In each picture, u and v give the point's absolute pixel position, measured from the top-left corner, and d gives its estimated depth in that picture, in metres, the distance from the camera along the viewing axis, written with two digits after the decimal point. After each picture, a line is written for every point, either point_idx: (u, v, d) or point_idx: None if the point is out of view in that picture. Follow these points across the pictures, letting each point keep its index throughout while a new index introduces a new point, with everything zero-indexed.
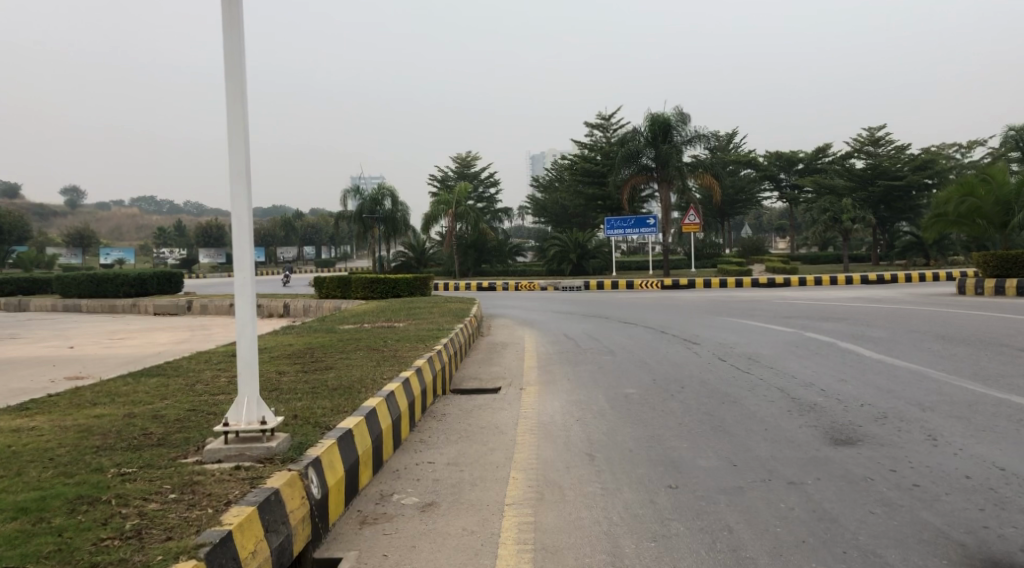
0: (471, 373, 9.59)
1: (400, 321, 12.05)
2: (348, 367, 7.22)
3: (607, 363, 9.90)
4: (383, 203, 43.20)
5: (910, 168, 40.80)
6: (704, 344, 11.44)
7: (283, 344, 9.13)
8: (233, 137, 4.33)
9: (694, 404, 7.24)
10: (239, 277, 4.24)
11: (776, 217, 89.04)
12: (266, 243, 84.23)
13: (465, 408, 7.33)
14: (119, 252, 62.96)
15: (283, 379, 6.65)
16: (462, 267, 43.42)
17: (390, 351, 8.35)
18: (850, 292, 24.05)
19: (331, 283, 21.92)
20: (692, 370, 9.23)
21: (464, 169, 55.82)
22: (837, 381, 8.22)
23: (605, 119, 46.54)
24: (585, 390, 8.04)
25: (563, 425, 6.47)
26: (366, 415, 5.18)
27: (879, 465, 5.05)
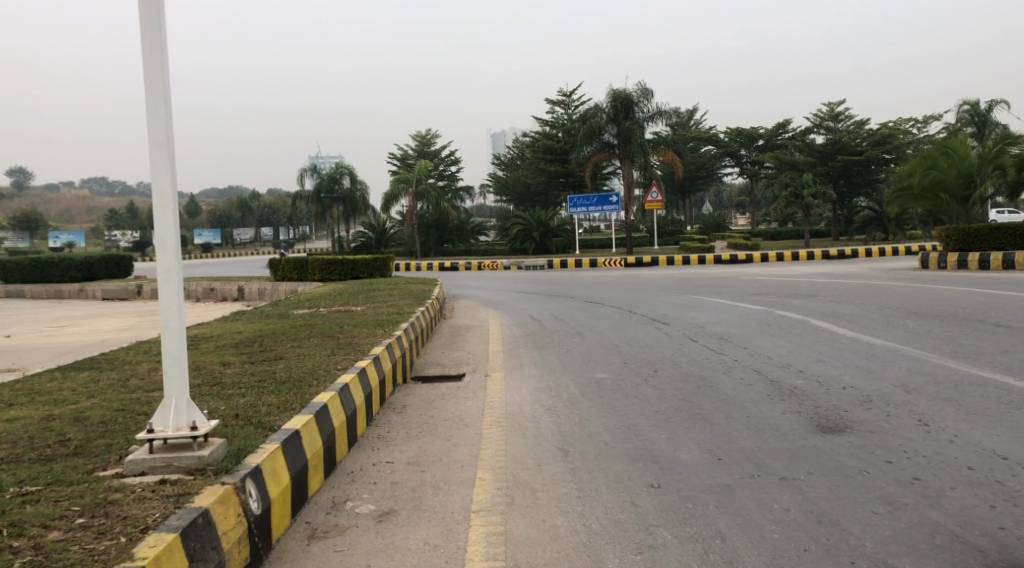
0: (433, 358, 9.12)
1: (358, 305, 11.48)
2: (299, 357, 6.67)
3: (575, 346, 9.50)
4: (342, 181, 42.64)
5: (869, 143, 41.10)
6: (674, 324, 11.13)
7: (231, 332, 8.51)
8: (151, 97, 3.68)
9: (669, 389, 6.89)
10: (162, 260, 3.64)
11: (736, 193, 89.58)
12: (223, 224, 82.30)
13: (427, 398, 6.86)
14: (68, 235, 60.87)
15: (227, 371, 6.07)
16: (424, 247, 42.81)
17: (345, 338, 7.83)
18: (813, 267, 24.04)
19: (287, 265, 21.17)
20: (664, 351, 8.90)
21: (424, 147, 54.96)
22: (814, 361, 7.97)
23: (567, 95, 46.03)
24: (553, 376, 7.63)
25: (531, 415, 6.07)
26: (316, 413, 4.68)
27: (873, 455, 4.74)
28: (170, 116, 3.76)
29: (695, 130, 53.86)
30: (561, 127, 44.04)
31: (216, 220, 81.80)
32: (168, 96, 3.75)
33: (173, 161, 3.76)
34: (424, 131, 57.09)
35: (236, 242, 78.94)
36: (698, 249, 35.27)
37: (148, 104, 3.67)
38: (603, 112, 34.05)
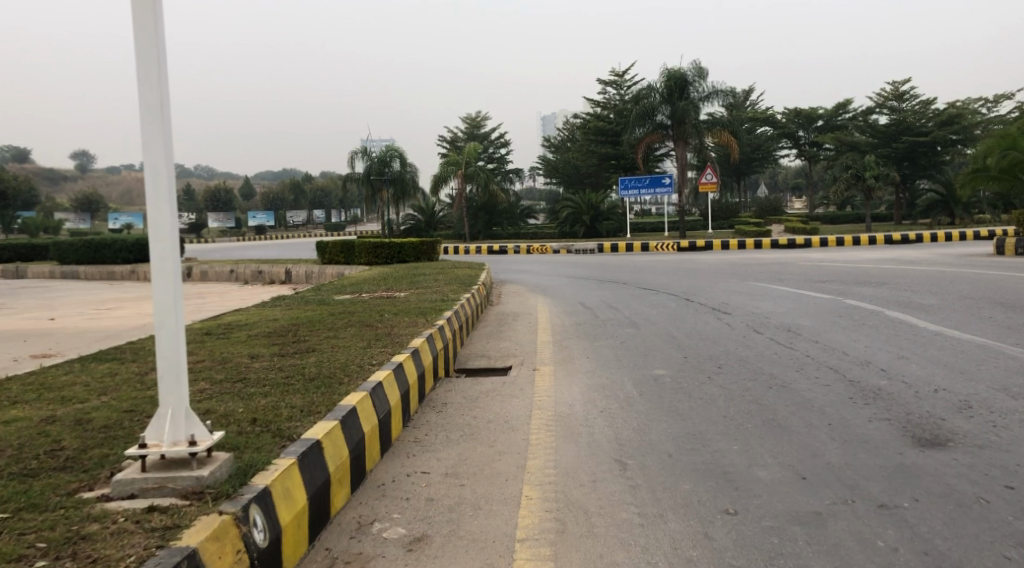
0: (478, 350, 8.56)
1: (402, 291, 11.00)
2: (332, 350, 6.17)
3: (630, 338, 8.81)
4: (392, 164, 42.22)
5: (936, 123, 39.06)
6: (736, 314, 10.34)
7: (267, 320, 8.08)
8: (140, 51, 3.11)
9: (737, 390, 6.19)
10: (157, 249, 3.11)
11: (792, 176, 87.03)
12: (276, 206, 83.37)
13: (471, 395, 6.30)
14: (127, 216, 62.73)
15: (254, 366, 5.59)
16: (472, 230, 42.41)
17: (384, 328, 7.32)
18: (878, 254, 22.80)
19: (334, 249, 20.84)
20: (728, 346, 8.15)
21: (473, 129, 54.45)
22: (897, 359, 7.14)
23: (619, 75, 44.90)
24: (607, 373, 6.99)
25: (585, 418, 5.45)
26: (343, 418, 4.16)
27: (989, 477, 3.95)
28: (165, 78, 3.18)
29: (751, 110, 52.08)
30: (612, 108, 42.97)
31: (269, 202, 82.96)
32: (161, 52, 3.16)
33: (169, 129, 3.20)
34: (475, 114, 56.41)
35: (289, 224, 80.10)
36: (752, 233, 34.01)
37: (138, 62, 3.10)
38: (656, 92, 32.92)
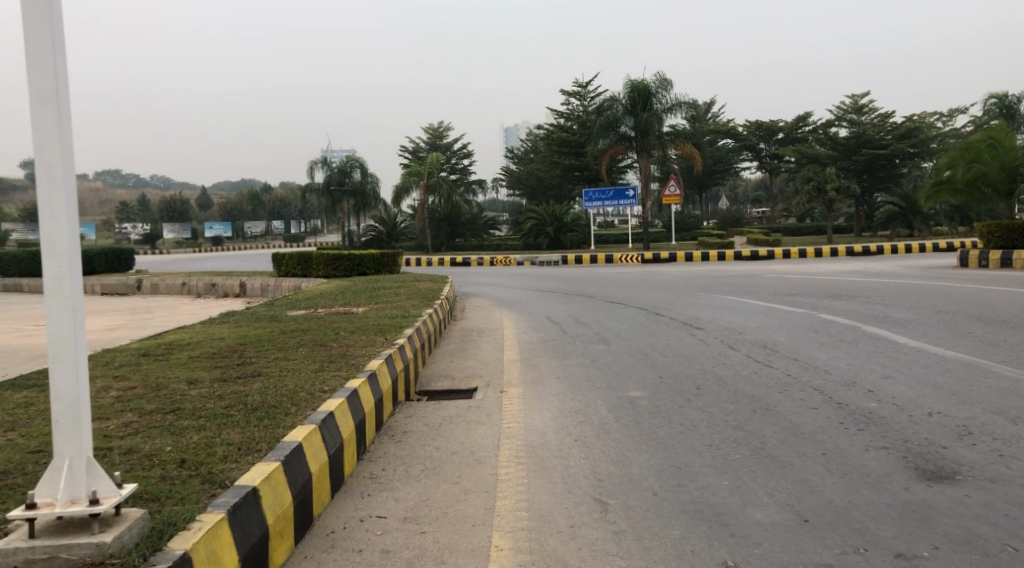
0: (441, 370, 8.05)
1: (360, 306, 10.45)
2: (279, 374, 5.62)
3: (602, 355, 8.38)
4: (352, 175, 41.56)
5: (894, 136, 39.72)
6: (709, 330, 10.00)
7: (212, 340, 7.46)
8: (30, 28, 2.56)
9: (720, 415, 5.80)
10: (51, 267, 2.55)
11: (752, 189, 88.35)
12: (234, 217, 81.85)
13: (433, 422, 5.79)
14: None
15: (190, 394, 4.98)
16: (435, 242, 41.89)
17: (339, 348, 6.77)
18: (842, 265, 22.83)
19: (291, 260, 20.12)
20: (704, 364, 7.78)
21: (436, 140, 54.02)
22: (882, 378, 6.83)
23: (582, 87, 44.86)
24: (579, 395, 6.54)
25: (560, 449, 5.00)
26: (287, 459, 3.63)
27: (1006, 518, 3.61)
28: (63, 62, 2.63)
29: (713, 122, 52.48)
30: (576, 119, 42.85)
31: (227, 212, 81.30)
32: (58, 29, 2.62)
33: (68, 122, 2.65)
34: (437, 124, 55.97)
35: (247, 236, 78.59)
36: (716, 245, 34.01)
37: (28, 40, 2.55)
38: (620, 103, 32.82)
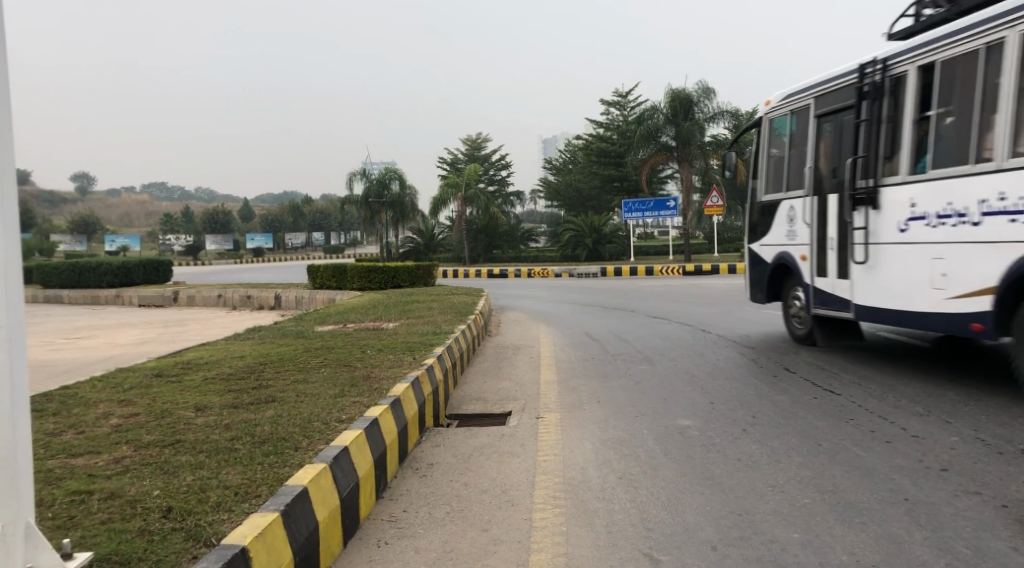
0: (474, 392, 7.54)
1: (391, 321, 10.01)
2: (295, 399, 5.15)
3: (645, 377, 7.79)
4: (391, 185, 41.09)
5: None
6: (761, 349, 9.33)
7: (232, 358, 7.07)
8: None
9: (781, 448, 5.21)
10: None
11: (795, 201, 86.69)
12: (275, 228, 82.72)
13: (463, 454, 5.27)
14: (125, 239, 62.70)
15: (195, 423, 4.53)
16: (472, 253, 41.59)
17: (363, 370, 6.30)
18: None
19: (325, 272, 19.82)
20: (758, 388, 7.15)
21: (474, 151, 53.85)
22: (958, 405, 6.16)
23: (622, 96, 44.16)
24: (622, 423, 5.98)
25: (602, 490, 4.45)
26: (288, 509, 3.13)
27: None
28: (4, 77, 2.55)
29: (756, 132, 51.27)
30: (616, 129, 42.14)
31: (267, 225, 82.26)
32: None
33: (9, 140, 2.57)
34: (475, 135, 55.77)
35: (288, 247, 79.36)
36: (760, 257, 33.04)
37: None
38: (660, 113, 32.20)
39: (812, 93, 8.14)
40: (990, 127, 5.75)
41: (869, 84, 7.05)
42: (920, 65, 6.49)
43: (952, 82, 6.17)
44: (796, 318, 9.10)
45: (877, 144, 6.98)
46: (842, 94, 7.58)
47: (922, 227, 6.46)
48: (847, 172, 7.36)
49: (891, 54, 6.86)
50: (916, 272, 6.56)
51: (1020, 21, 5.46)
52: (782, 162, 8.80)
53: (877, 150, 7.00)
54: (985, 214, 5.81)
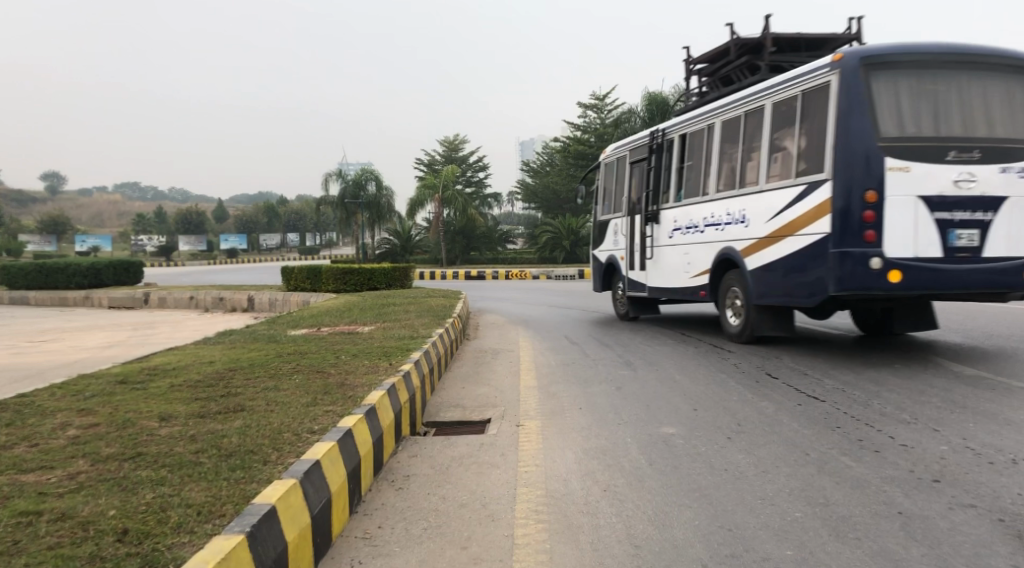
0: (452, 398, 7.34)
1: (367, 325, 9.77)
2: (266, 409, 4.92)
3: (627, 382, 7.65)
4: (367, 187, 41.21)
5: None
6: (743, 353, 9.25)
7: (201, 363, 6.80)
8: None
9: (768, 458, 5.10)
10: None
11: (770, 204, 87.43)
12: (249, 230, 81.73)
13: (441, 465, 5.08)
14: (95, 240, 61.82)
15: (158, 434, 4.28)
16: (449, 255, 41.38)
17: (338, 376, 6.07)
18: None
19: (300, 274, 19.48)
20: (741, 394, 7.05)
21: (452, 153, 53.60)
22: (944, 412, 6.10)
23: (600, 99, 44.18)
24: (604, 431, 5.84)
25: (587, 503, 4.29)
26: (253, 530, 2.91)
27: None
28: None
29: None
30: (594, 132, 42.11)
31: (242, 226, 81.27)
32: None
33: None
34: (452, 137, 55.55)
35: (262, 248, 78.58)
36: None
37: None
38: (637, 116, 32.22)
39: (630, 146, 12.31)
40: (729, 160, 9.11)
41: (655, 141, 11.08)
42: (680, 133, 10.41)
43: (696, 147, 9.98)
44: (618, 300, 13.04)
45: (658, 183, 11.07)
46: (642, 148, 11.76)
47: (680, 233, 10.44)
48: (646, 200, 11.48)
49: (668, 125, 10.81)
50: (676, 262, 10.61)
51: (832, 72, 7.25)
52: (617, 190, 12.91)
53: (656, 186, 11.18)
54: (705, 225, 9.67)
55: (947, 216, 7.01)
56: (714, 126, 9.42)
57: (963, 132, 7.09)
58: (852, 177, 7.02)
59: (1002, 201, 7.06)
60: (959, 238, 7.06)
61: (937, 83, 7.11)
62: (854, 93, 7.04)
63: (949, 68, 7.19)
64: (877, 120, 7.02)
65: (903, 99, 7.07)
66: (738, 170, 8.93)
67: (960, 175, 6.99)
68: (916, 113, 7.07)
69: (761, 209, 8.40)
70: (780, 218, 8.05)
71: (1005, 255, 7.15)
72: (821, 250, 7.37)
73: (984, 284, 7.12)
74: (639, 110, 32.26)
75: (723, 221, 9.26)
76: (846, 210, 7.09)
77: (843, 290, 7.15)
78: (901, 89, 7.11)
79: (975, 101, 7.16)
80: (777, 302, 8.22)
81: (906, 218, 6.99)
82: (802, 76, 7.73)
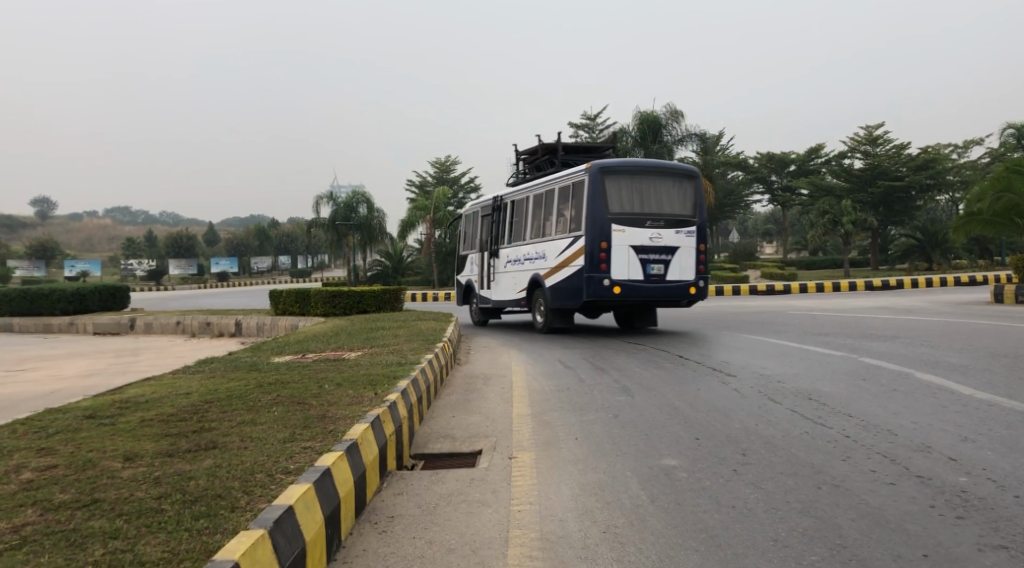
0: (440, 428, 7.01)
1: (354, 351, 9.42)
2: (239, 446, 4.57)
3: (625, 409, 7.38)
4: (358, 210, 40.98)
5: (910, 168, 38.93)
6: (742, 377, 9.00)
7: (176, 395, 6.43)
8: None
9: (777, 494, 4.85)
10: None
11: (762, 222, 87.70)
12: (240, 252, 81.34)
13: (429, 505, 4.75)
14: (85, 264, 61.41)
15: (119, 476, 3.91)
16: (441, 277, 41.10)
17: (319, 408, 5.73)
18: (867, 300, 21.77)
19: (288, 298, 19.10)
20: (745, 422, 6.79)
21: (443, 174, 53.50)
22: (958, 440, 5.87)
23: (591, 119, 44.26)
24: (603, 462, 5.56)
25: (588, 546, 4.02)
26: None
27: None
28: None
29: (723, 154, 51.68)
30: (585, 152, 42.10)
31: (233, 248, 80.91)
32: None
33: None
34: (443, 158, 55.52)
35: (254, 271, 78.29)
36: (731, 279, 33.01)
37: None
38: (630, 135, 32.09)
39: (483, 204, 17.81)
40: (537, 219, 14.63)
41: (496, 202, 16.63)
42: (511, 199, 15.94)
43: (520, 208, 15.52)
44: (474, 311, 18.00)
45: (499, 230, 16.46)
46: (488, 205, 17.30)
47: (512, 265, 15.90)
48: (491, 242, 16.93)
49: (504, 193, 16.30)
50: (510, 283, 16.05)
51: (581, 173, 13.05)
52: (473, 234, 18.37)
53: (498, 231, 16.63)
54: (525, 259, 15.22)
55: (645, 256, 12.90)
56: (528, 198, 14.99)
57: (654, 211, 12.98)
58: (596, 233, 12.63)
59: (676, 249, 13.06)
60: (652, 267, 12.91)
61: (641, 183, 12.94)
62: (598, 187, 12.66)
63: (649, 174, 13.02)
64: (607, 202, 12.71)
65: (624, 192, 12.81)
66: (541, 223, 14.49)
67: (653, 235, 12.90)
68: (629, 200, 12.85)
69: (554, 248, 13.96)
70: (561, 255, 13.59)
71: (675, 277, 13.10)
72: (580, 273, 12.95)
73: (666, 293, 13.03)
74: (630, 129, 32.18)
75: (534, 257, 14.75)
76: (593, 251, 12.72)
77: (591, 297, 12.74)
78: (622, 186, 12.86)
79: (661, 194, 13.08)
80: (564, 306, 13.71)
81: (623, 257, 12.76)
82: (570, 172, 13.44)
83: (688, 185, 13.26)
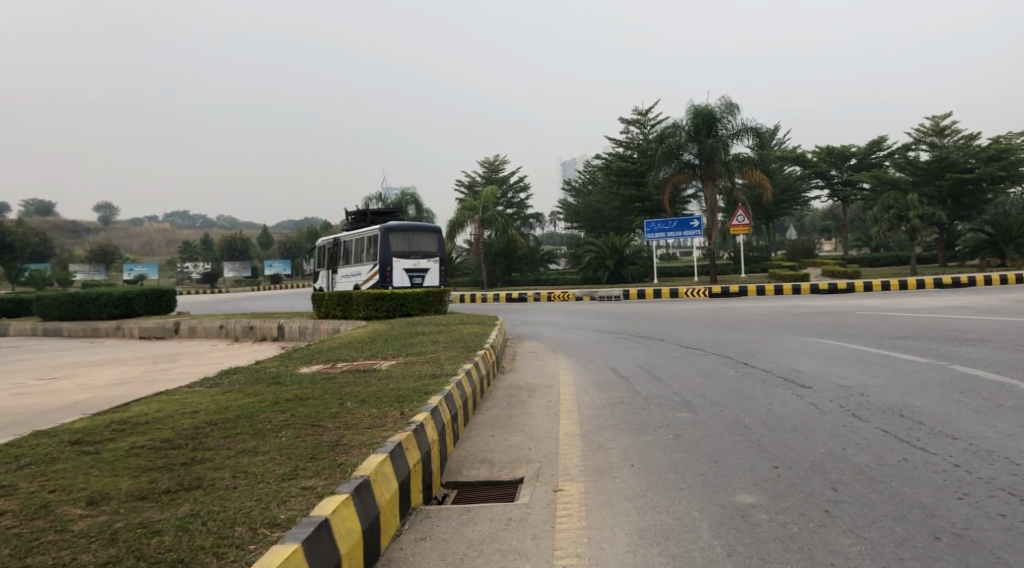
0: (477, 449, 6.18)
1: (386, 360, 8.71)
2: (227, 487, 3.81)
3: (687, 428, 6.45)
4: (407, 211, 40.86)
5: (980, 159, 36.47)
6: (821, 390, 7.93)
7: (181, 414, 5.77)
8: None
9: (887, 545, 3.88)
10: None
11: (819, 218, 85.13)
12: (293, 255, 82.40)
13: (456, 556, 3.93)
14: (143, 267, 62.65)
15: (72, 531, 3.22)
16: (491, 277, 40.40)
17: (332, 433, 4.96)
18: (941, 299, 20.18)
19: (330, 300, 18.55)
20: (830, 446, 5.77)
21: (491, 174, 52.84)
22: None
23: (643, 114, 42.96)
24: (668, 499, 4.66)
25: None
26: None
27: None
28: None
29: (780, 148, 49.83)
30: (636, 147, 40.81)
31: (286, 252, 82.03)
32: None
33: None
34: (492, 157, 54.88)
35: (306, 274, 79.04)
36: (790, 277, 31.56)
37: None
38: (682, 130, 30.86)
39: (327, 243, 27.62)
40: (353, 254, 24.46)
41: (333, 244, 26.56)
42: (341, 241, 25.95)
43: (345, 248, 25.49)
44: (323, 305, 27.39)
45: (336, 257, 26.21)
46: (329, 244, 27.21)
47: (341, 281, 25.65)
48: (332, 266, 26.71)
49: (337, 239, 26.30)
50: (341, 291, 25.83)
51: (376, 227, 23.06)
52: (322, 260, 28.23)
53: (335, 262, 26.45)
54: (349, 277, 25.06)
55: (413, 273, 23.19)
56: (351, 242, 24.98)
57: (418, 248, 23.27)
58: (384, 261, 22.65)
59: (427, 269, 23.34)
60: (416, 279, 23.21)
61: (409, 234, 23.19)
62: (384, 236, 22.64)
63: (413, 230, 23.44)
64: (389, 243, 22.81)
65: (400, 239, 23.01)
66: (359, 254, 24.17)
67: (414, 261, 23.13)
68: (404, 243, 23.09)
69: (365, 268, 23.88)
70: (368, 274, 23.37)
71: (430, 283, 23.43)
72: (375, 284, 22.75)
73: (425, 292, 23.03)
74: (683, 124, 30.91)
75: (353, 276, 24.47)
76: (384, 271, 22.74)
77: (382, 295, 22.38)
78: (398, 235, 23.07)
79: (422, 238, 23.29)
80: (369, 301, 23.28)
81: (400, 274, 22.86)
82: (369, 230, 23.49)
83: (434, 235, 23.76)
